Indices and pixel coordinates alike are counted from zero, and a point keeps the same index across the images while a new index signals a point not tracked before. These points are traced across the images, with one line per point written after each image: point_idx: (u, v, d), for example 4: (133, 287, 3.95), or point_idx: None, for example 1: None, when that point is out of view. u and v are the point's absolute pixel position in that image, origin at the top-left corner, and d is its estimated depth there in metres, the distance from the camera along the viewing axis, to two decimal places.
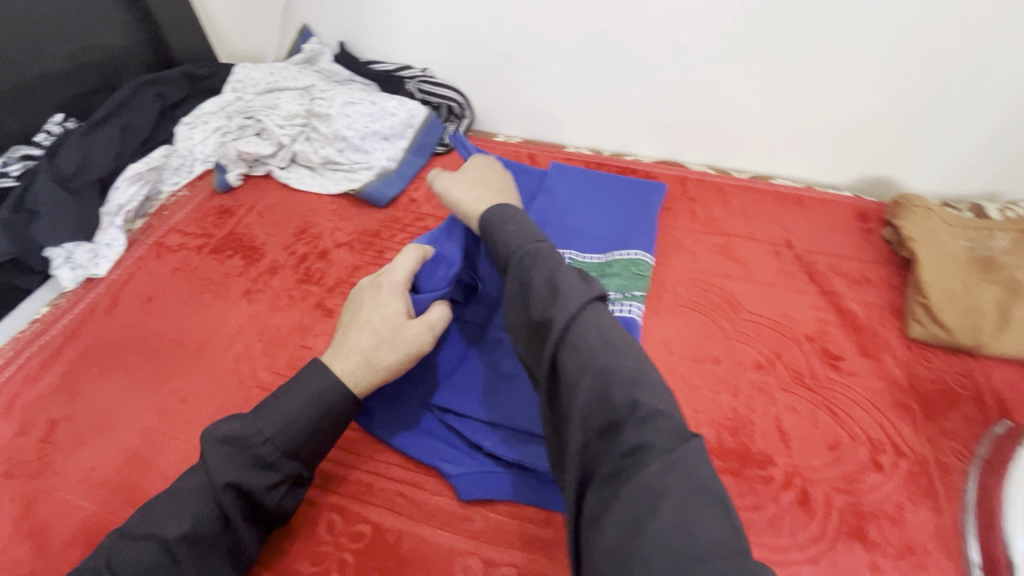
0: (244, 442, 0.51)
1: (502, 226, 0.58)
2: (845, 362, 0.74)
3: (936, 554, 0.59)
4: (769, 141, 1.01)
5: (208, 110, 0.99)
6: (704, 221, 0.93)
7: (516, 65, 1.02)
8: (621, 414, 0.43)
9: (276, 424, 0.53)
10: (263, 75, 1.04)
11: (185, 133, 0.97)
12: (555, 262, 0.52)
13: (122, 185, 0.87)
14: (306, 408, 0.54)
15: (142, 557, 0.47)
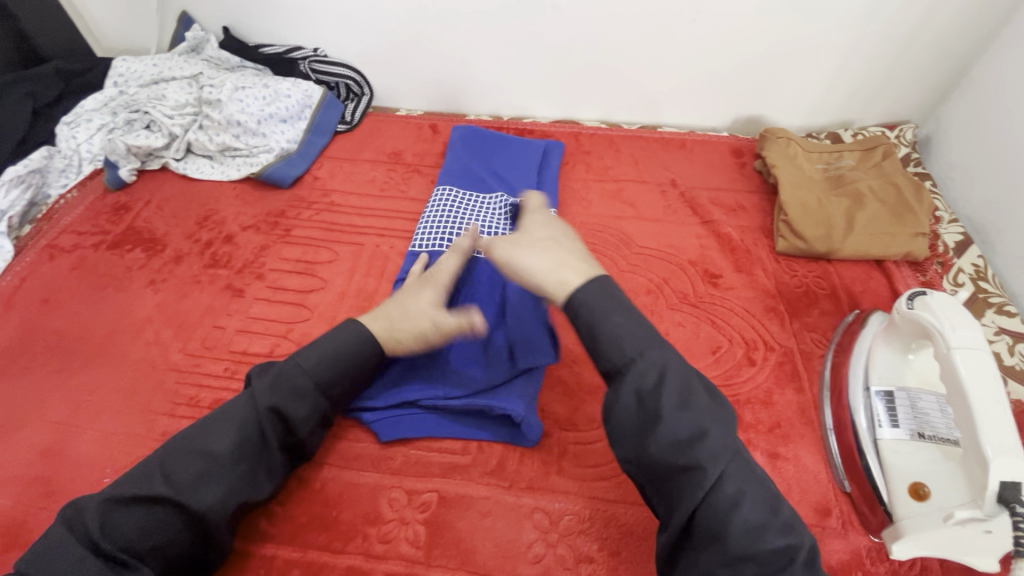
0: (304, 367, 0.59)
1: (607, 320, 0.56)
2: (723, 279, 0.84)
3: (799, 425, 0.68)
4: (652, 94, 1.09)
5: (89, 107, 0.99)
6: (597, 171, 1.01)
7: (407, 39, 1.05)
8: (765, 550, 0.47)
9: (334, 353, 0.61)
10: (147, 67, 1.03)
11: (68, 133, 0.97)
12: (682, 380, 0.53)
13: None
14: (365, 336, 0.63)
15: (193, 467, 0.53)
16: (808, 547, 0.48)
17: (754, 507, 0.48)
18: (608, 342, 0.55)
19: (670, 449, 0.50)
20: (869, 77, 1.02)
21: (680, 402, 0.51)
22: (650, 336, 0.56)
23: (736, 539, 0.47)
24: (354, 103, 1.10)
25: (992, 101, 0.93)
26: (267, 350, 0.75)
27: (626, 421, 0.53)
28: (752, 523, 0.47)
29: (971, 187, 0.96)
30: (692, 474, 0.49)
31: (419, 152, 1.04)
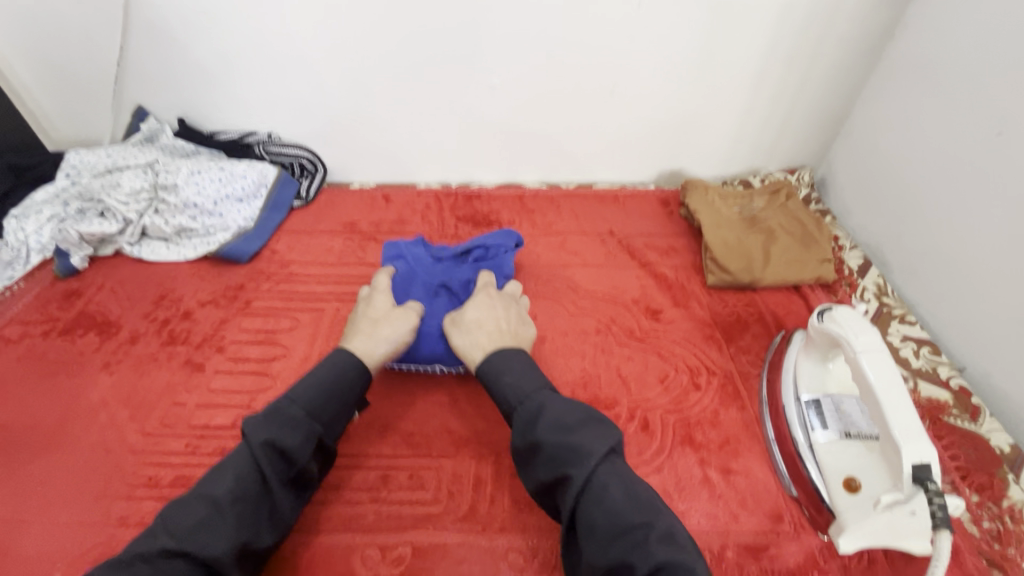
0: (185, 528, 0.52)
1: (498, 376, 0.64)
2: (664, 313, 0.92)
3: (745, 439, 0.74)
4: (584, 156, 1.21)
5: (39, 199, 1.00)
6: (542, 227, 1.10)
7: (356, 120, 1.13)
8: (632, 532, 0.51)
9: (212, 503, 0.54)
10: (100, 157, 1.05)
11: (17, 225, 0.98)
12: (559, 411, 0.59)
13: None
14: (244, 475, 0.56)
15: None
16: (663, 527, 0.51)
17: (617, 495, 0.53)
18: (501, 388, 0.63)
19: (548, 468, 0.56)
20: (765, 132, 1.18)
21: (559, 423, 0.58)
22: (539, 382, 0.63)
23: (599, 529, 0.52)
24: (309, 180, 1.16)
25: (871, 146, 1.09)
26: (228, 422, 0.75)
27: (520, 453, 0.59)
28: (620, 518, 0.52)
29: (865, 218, 1.10)
30: (564, 482, 0.55)
31: (374, 221, 1.10)
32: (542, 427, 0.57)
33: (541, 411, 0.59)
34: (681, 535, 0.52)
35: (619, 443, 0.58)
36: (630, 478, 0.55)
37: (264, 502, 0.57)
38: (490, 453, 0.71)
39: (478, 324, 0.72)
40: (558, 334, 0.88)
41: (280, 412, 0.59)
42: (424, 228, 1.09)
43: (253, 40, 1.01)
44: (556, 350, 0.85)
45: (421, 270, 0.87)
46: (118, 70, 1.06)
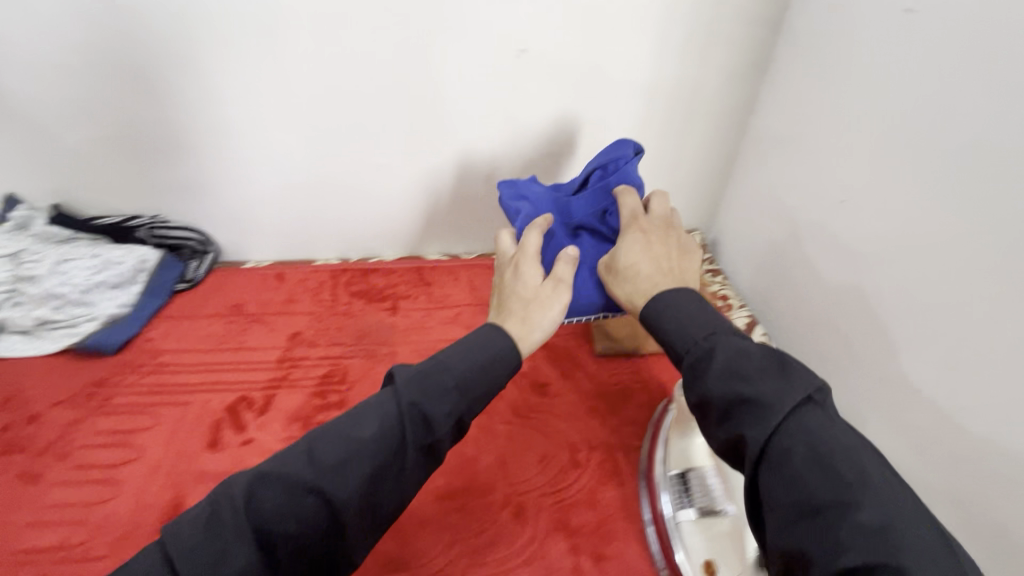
0: (336, 461, 0.48)
1: (660, 323, 0.57)
2: (551, 386, 0.91)
3: (619, 520, 0.72)
4: (481, 226, 1.22)
5: None
6: (437, 299, 1.09)
7: (245, 201, 1.12)
8: (851, 487, 0.41)
9: (365, 441, 0.49)
10: None
11: None
12: (739, 347, 0.51)
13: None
14: (388, 426, 0.50)
15: None
16: (864, 503, 0.40)
17: (807, 453, 0.43)
18: (673, 326, 0.56)
19: (723, 420, 0.48)
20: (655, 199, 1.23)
21: (731, 368, 0.49)
22: (701, 327, 0.55)
23: (812, 488, 0.42)
24: (198, 261, 1.13)
25: (742, 210, 1.13)
26: (56, 542, 0.69)
27: (693, 408, 0.52)
28: (830, 465, 0.42)
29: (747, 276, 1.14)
30: (755, 429, 0.46)
31: (262, 301, 1.07)
32: (712, 377, 0.49)
33: (714, 353, 0.51)
34: (883, 515, 0.40)
35: (819, 394, 0.47)
36: (840, 437, 0.44)
37: (394, 465, 0.49)
38: None
39: (636, 270, 0.66)
40: None
41: (433, 372, 0.55)
42: (315, 307, 1.06)
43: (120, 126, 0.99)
44: None
45: (550, 208, 0.85)
46: None
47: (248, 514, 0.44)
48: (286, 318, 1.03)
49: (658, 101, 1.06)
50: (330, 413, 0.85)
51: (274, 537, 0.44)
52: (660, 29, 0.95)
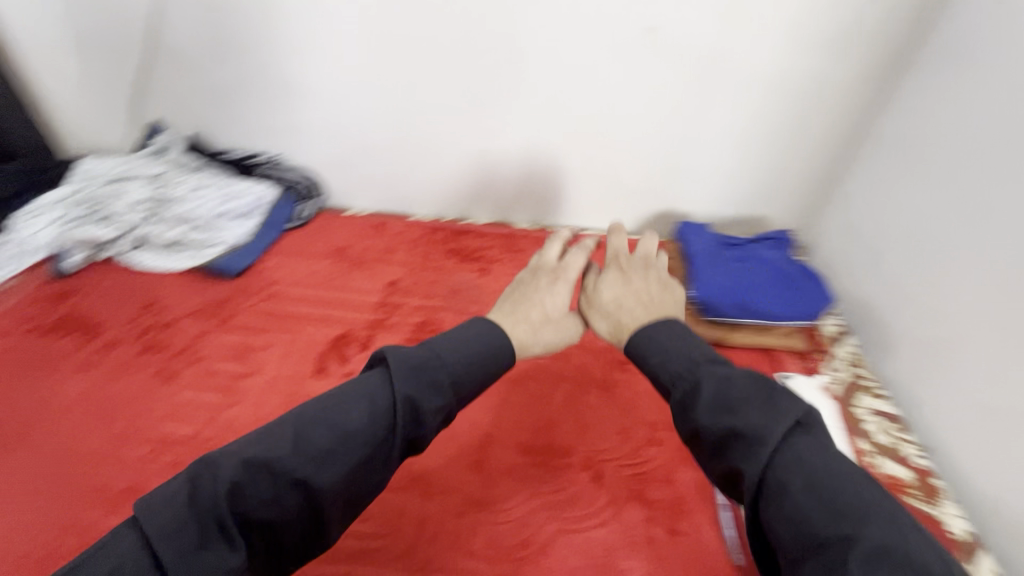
0: (314, 454, 0.51)
1: (647, 356, 0.63)
2: (632, 364, 0.93)
3: (696, 500, 0.73)
4: (572, 200, 1.24)
5: (48, 201, 1.04)
6: (525, 268, 1.12)
7: (358, 152, 1.19)
8: (849, 510, 0.44)
9: (346, 435, 0.52)
10: (111, 168, 1.10)
11: (25, 224, 1.01)
12: (715, 385, 0.54)
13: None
14: (353, 434, 0.52)
15: None
16: (861, 532, 0.43)
17: (789, 470, 0.47)
18: (654, 352, 0.62)
19: (714, 437, 0.52)
20: (753, 196, 1.20)
21: (721, 398, 0.53)
22: (685, 359, 0.59)
23: (811, 509, 0.45)
24: (306, 203, 1.20)
25: (847, 212, 1.09)
26: (187, 434, 0.77)
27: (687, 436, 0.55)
28: (823, 484, 0.46)
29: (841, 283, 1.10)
30: (743, 449, 0.49)
31: (364, 247, 1.13)
32: (701, 411, 0.53)
33: (700, 386, 0.55)
34: (885, 537, 0.42)
35: (806, 418, 0.50)
36: (833, 467, 0.47)
37: (263, 464, 0.49)
38: (438, 490, 0.73)
39: (616, 303, 0.77)
40: (522, 376, 0.89)
41: (427, 365, 0.59)
42: (411, 259, 1.12)
43: (263, 75, 1.09)
44: (520, 391, 0.87)
45: (716, 249, 1.05)
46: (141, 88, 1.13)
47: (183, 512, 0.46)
48: (385, 266, 1.09)
49: (776, 93, 1.04)
50: None
51: (251, 516, 0.48)
52: (792, 19, 0.95)
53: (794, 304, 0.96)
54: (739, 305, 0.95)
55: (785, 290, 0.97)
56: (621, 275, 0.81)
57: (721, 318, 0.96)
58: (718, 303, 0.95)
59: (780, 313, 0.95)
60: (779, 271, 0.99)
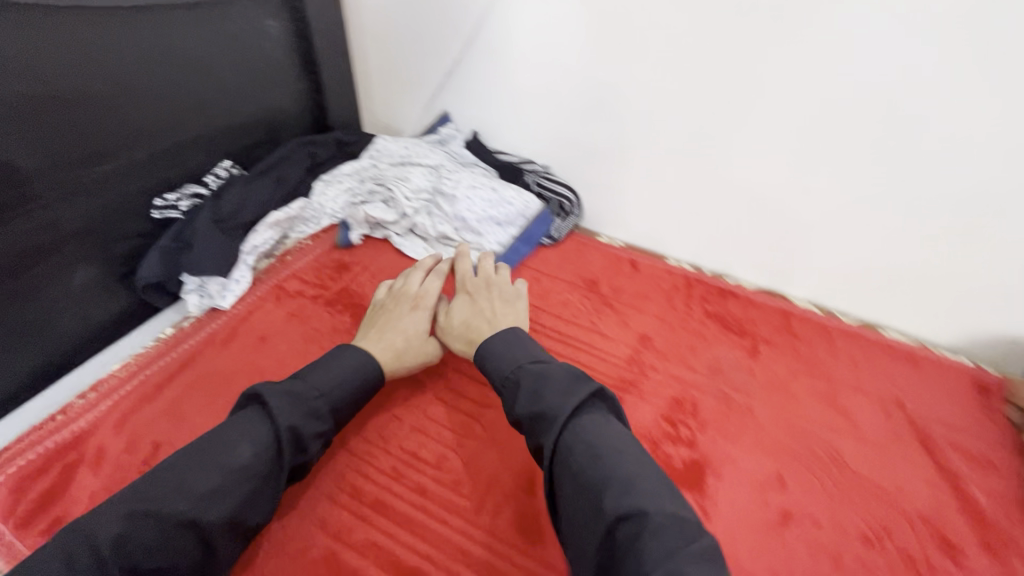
0: (202, 493, 0.54)
1: (490, 358, 0.73)
2: (965, 556, 0.68)
3: None
4: (882, 289, 0.97)
5: (344, 171, 1.07)
6: (808, 363, 0.90)
7: (633, 179, 1.07)
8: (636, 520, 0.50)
9: (229, 474, 0.56)
10: (399, 148, 1.11)
11: (321, 188, 1.05)
12: (577, 424, 0.59)
13: (271, 223, 0.96)
14: (257, 461, 0.58)
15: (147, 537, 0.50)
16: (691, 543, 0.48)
17: (647, 486, 0.53)
18: (531, 374, 0.67)
19: (577, 484, 0.55)
20: None
21: (592, 459, 0.55)
22: (536, 357, 0.71)
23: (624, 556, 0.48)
24: (561, 221, 1.11)
25: None
26: (433, 460, 0.72)
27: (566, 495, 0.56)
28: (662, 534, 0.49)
29: None
30: (596, 497, 0.53)
31: (616, 286, 1.03)
32: (584, 471, 0.55)
33: (556, 416, 0.60)
34: (654, 513, 0.50)
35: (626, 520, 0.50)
36: (632, 470, 0.55)
37: (195, 446, 0.57)
38: None
39: (468, 323, 0.82)
40: (807, 520, 0.70)
41: (308, 403, 0.65)
42: (666, 313, 0.98)
43: (570, 84, 1.02)
44: (803, 541, 0.68)
45: None
46: (445, 78, 1.14)
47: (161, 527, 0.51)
48: (638, 315, 0.97)
49: None
50: (679, 449, 0.77)
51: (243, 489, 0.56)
52: None
53: None
54: None
55: None
56: (508, 300, 0.86)
57: None
58: None
59: None
60: None
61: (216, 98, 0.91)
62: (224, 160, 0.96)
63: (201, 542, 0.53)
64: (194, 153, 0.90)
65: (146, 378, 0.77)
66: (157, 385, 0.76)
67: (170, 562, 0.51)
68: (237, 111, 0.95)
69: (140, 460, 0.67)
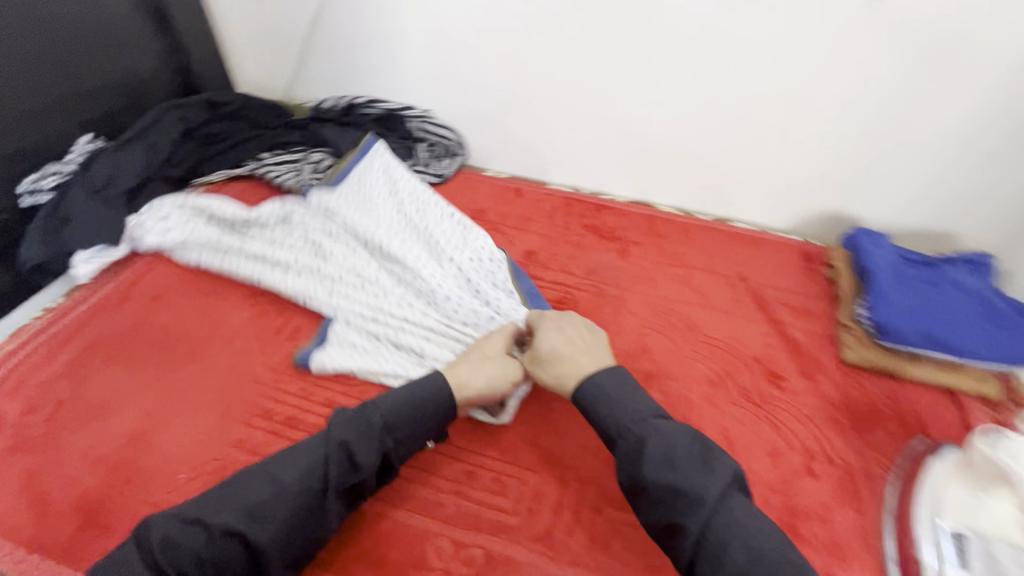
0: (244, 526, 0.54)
1: (596, 403, 0.62)
2: (786, 381, 0.84)
3: (858, 549, 0.66)
4: (727, 186, 1.13)
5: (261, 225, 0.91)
6: (669, 255, 1.04)
7: (507, 113, 1.15)
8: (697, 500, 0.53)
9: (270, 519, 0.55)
10: (358, 191, 0.93)
11: (261, 234, 0.91)
12: (640, 417, 0.60)
13: (161, 205, 0.95)
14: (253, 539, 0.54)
15: (196, 541, 0.52)
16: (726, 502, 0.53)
17: (674, 438, 0.57)
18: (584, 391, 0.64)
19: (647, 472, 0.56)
20: (949, 205, 1.03)
21: (637, 422, 0.59)
22: (646, 408, 0.61)
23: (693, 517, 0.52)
24: (449, 161, 1.20)
25: None
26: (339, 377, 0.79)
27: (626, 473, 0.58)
28: (678, 463, 0.55)
29: None
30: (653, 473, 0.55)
31: (502, 212, 1.11)
32: (650, 456, 0.56)
33: (641, 443, 0.57)
34: (693, 483, 0.54)
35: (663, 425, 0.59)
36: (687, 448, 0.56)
37: (258, 467, 0.59)
38: (576, 479, 0.70)
39: (556, 355, 0.68)
40: (665, 375, 0.83)
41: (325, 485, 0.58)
42: (548, 230, 1.08)
43: (433, 28, 1.07)
44: (662, 391, 0.81)
45: (902, 267, 0.91)
46: (310, 29, 1.16)
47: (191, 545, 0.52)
48: (522, 235, 1.07)
49: (1015, 88, 0.88)
50: None
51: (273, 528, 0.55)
52: None
53: (1007, 341, 0.82)
54: (930, 339, 0.82)
55: (995, 324, 0.83)
56: (552, 324, 0.72)
57: (902, 346, 0.84)
58: (904, 331, 0.83)
59: (984, 355, 0.82)
60: (985, 303, 0.85)
61: (50, 65, 0.90)
62: (81, 136, 0.98)
63: (237, 554, 0.53)
64: (38, 126, 0.90)
65: (35, 347, 0.81)
66: (52, 349, 0.80)
67: (220, 566, 0.52)
68: (81, 82, 0.96)
69: (43, 417, 0.73)
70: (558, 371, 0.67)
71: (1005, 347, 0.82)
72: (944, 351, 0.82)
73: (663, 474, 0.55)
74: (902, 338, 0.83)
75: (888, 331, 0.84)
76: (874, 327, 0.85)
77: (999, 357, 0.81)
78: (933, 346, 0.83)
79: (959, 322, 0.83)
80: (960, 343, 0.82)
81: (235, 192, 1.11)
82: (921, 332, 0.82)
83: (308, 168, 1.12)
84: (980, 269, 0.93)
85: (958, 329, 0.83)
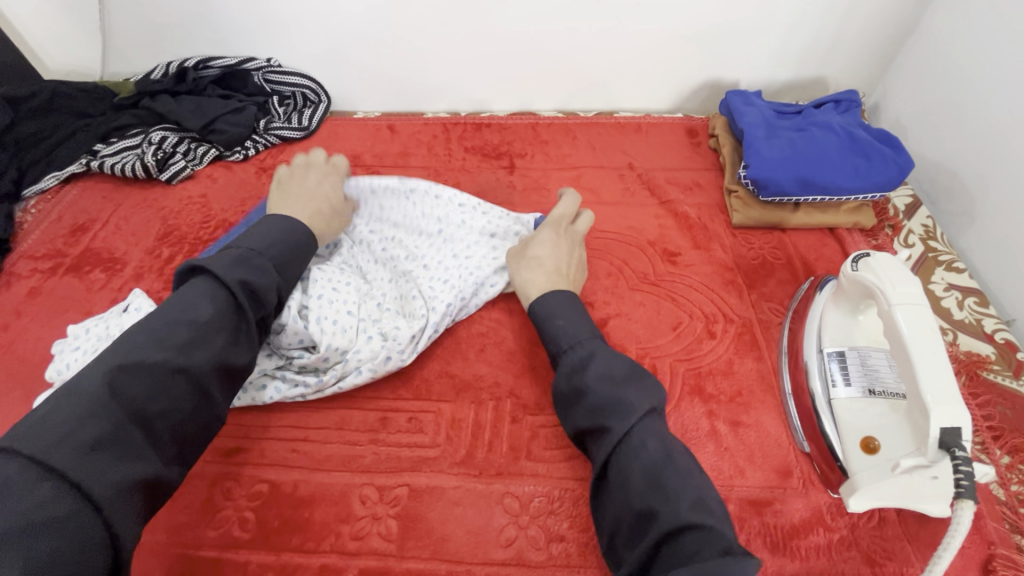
0: (169, 351, 0.51)
1: (552, 319, 0.62)
2: (682, 256, 0.85)
3: (758, 391, 0.70)
4: (603, 76, 1.08)
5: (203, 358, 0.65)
6: (556, 159, 1.02)
7: (357, 43, 1.04)
8: (613, 430, 0.51)
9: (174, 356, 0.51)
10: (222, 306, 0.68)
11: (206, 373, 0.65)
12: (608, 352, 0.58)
13: (83, 330, 0.71)
14: (221, 302, 0.56)
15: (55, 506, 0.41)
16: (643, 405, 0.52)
17: (613, 364, 0.56)
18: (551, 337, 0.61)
19: (589, 410, 0.54)
20: (813, 53, 1.04)
21: (602, 375, 0.55)
22: (587, 330, 0.61)
23: (621, 450, 0.50)
24: (311, 110, 1.08)
25: (936, 63, 0.95)
26: None
27: (562, 397, 0.57)
28: (611, 373, 0.55)
29: (925, 134, 0.97)
30: (590, 406, 0.54)
31: (378, 153, 1.04)
32: (589, 375, 0.55)
33: (588, 356, 0.57)
34: (625, 404, 0.52)
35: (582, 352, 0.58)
36: (625, 370, 0.55)
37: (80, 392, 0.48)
38: (490, 397, 0.70)
39: (540, 261, 0.69)
40: None
41: (246, 257, 0.60)
42: (430, 162, 1.03)
43: None
44: None
45: (772, 119, 0.92)
46: None
47: (111, 406, 0.47)
48: (402, 172, 1.01)
49: None
50: None
51: (162, 417, 0.49)
52: None
53: (876, 168, 0.85)
54: (805, 185, 0.85)
55: (861, 154, 0.86)
56: (553, 233, 0.72)
57: (780, 196, 0.86)
58: (781, 183, 0.85)
59: (856, 188, 0.85)
60: (849, 137, 0.87)
61: None
62: None
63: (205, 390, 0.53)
64: None
65: None
66: None
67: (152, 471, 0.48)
68: None
69: None
70: (526, 279, 0.68)
71: (874, 174, 0.85)
72: (818, 193, 0.86)
73: (592, 383, 0.54)
74: (781, 189, 0.85)
75: (768, 186, 0.85)
76: (755, 185, 0.86)
77: (868, 186, 0.85)
78: (809, 190, 0.85)
79: (829, 160, 0.85)
80: (832, 182, 0.85)
81: (75, 193, 0.99)
82: (795, 179, 0.84)
83: (150, 148, 0.98)
84: (848, 106, 0.94)
85: (829, 167, 0.85)
